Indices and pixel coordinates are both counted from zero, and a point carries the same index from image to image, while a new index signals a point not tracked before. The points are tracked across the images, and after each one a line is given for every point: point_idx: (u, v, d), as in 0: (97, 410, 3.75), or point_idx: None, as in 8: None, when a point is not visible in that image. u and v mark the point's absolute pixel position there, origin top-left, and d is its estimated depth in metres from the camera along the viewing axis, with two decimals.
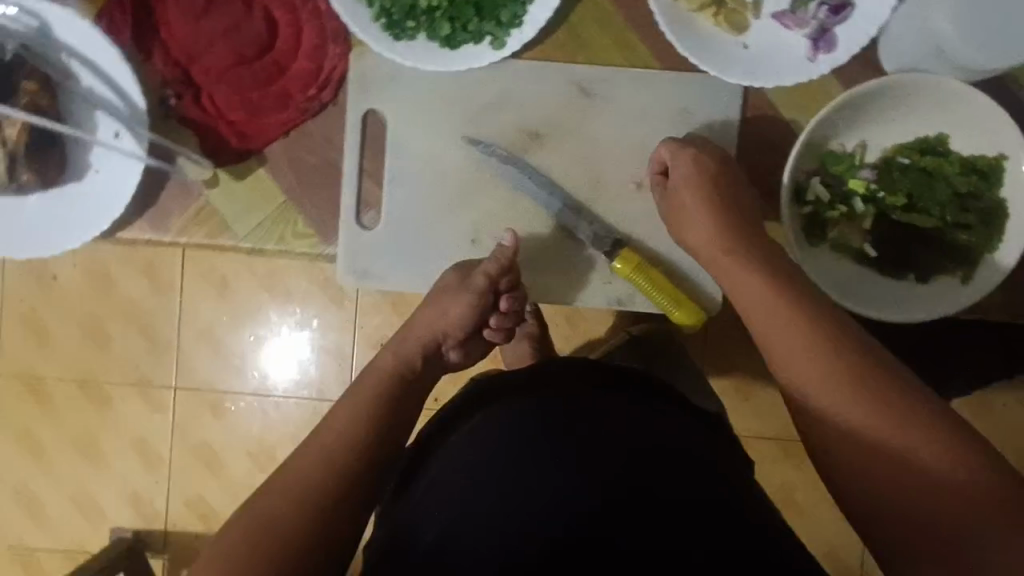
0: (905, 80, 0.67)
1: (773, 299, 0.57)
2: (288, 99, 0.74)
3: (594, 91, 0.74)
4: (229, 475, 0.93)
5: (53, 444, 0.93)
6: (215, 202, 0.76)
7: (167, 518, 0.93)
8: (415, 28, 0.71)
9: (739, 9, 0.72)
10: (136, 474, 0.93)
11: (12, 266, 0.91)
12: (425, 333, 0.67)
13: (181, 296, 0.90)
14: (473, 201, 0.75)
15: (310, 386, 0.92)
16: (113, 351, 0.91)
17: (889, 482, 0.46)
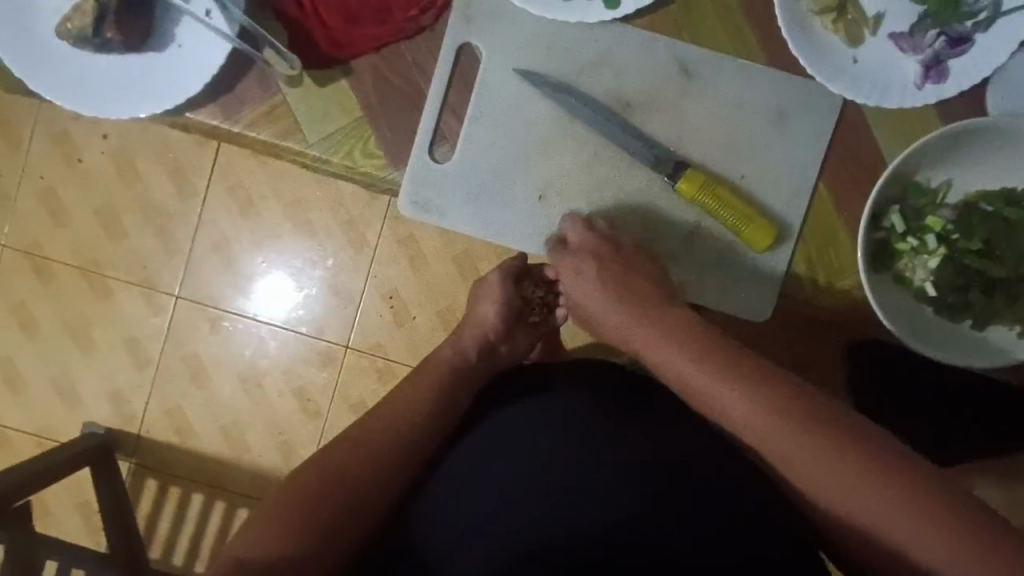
0: (1010, 125, 0.66)
1: (681, 357, 0.59)
2: (387, 14, 0.72)
3: (695, 74, 0.72)
4: (215, 394, 0.92)
5: (44, 323, 0.91)
6: (292, 102, 0.75)
7: (143, 421, 0.92)
8: None
9: (858, 22, 0.71)
10: (123, 372, 0.92)
11: (37, 135, 0.88)
12: (470, 342, 0.69)
13: (204, 204, 0.89)
14: (549, 158, 0.73)
15: (311, 323, 0.91)
16: (125, 244, 0.90)
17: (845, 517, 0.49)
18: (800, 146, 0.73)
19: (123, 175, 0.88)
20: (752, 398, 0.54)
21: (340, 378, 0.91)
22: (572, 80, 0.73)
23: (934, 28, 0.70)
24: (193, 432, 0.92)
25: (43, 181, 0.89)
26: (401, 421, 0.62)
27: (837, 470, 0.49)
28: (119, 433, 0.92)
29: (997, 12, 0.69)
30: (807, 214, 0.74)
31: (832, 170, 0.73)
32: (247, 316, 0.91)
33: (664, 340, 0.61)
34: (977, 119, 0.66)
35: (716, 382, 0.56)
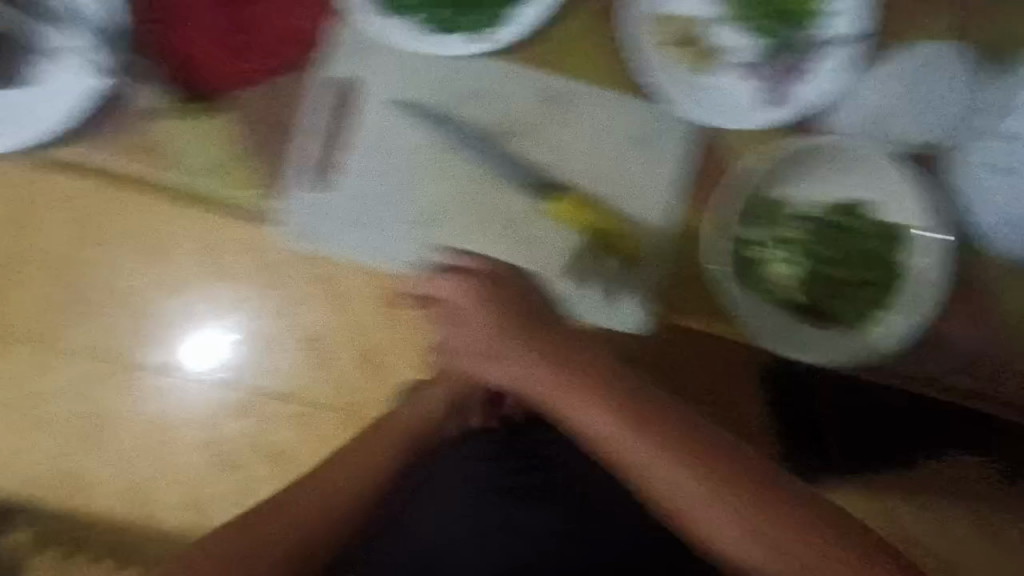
0: (829, 143, 0.74)
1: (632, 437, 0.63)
2: (263, 53, 0.75)
3: (559, 103, 0.77)
4: (121, 450, 0.90)
5: None
6: (165, 138, 0.75)
7: (43, 483, 0.90)
8: (405, 9, 0.75)
9: (702, 52, 0.76)
10: (20, 432, 0.89)
11: None
12: (429, 409, 0.78)
13: (103, 252, 0.86)
14: (429, 184, 0.77)
15: (230, 370, 0.89)
16: (16, 300, 0.87)
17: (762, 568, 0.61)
18: (661, 168, 0.77)
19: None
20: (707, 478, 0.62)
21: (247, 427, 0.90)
22: (443, 110, 0.77)
23: (772, 59, 0.75)
24: (98, 491, 0.90)
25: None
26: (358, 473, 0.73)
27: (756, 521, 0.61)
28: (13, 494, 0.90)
29: (826, 42, 0.74)
30: (676, 235, 0.77)
31: (696, 192, 0.77)
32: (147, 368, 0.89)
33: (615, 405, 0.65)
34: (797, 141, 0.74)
35: (676, 461, 0.63)
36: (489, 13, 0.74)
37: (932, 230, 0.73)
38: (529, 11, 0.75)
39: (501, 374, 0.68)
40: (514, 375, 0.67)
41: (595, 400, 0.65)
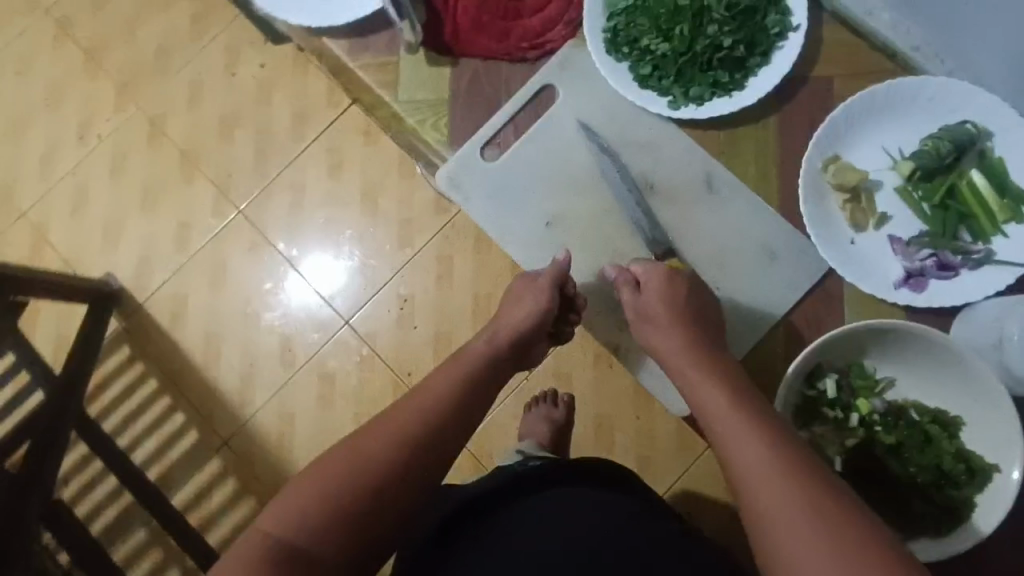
0: (963, 357, 0.70)
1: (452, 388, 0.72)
2: (506, 37, 0.87)
3: (716, 191, 0.84)
4: (255, 327, 1.32)
5: (172, 213, 1.36)
6: (401, 66, 0.89)
7: (191, 321, 1.33)
8: (625, 55, 0.84)
9: (866, 212, 0.80)
10: (202, 283, 1.34)
11: (266, 103, 1.37)
12: (312, 491, 0.60)
13: (343, 199, 1.34)
14: (570, 199, 0.86)
15: (365, 321, 1.30)
16: (270, 197, 1.35)
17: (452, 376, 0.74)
18: (771, 289, 0.82)
19: (293, 155, 1.36)
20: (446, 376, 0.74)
21: (325, 342, 1.30)
22: (616, 147, 0.85)
23: (928, 247, 0.78)
24: (221, 349, 1.32)
25: (250, 134, 1.36)
26: (406, 454, 0.65)
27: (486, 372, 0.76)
28: (133, 291, 1.35)
29: (989, 258, 0.77)
30: (755, 349, 0.81)
31: (797, 321, 0.81)
32: (284, 256, 1.33)
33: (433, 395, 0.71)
34: (940, 334, 0.70)
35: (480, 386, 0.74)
36: (690, 92, 0.83)
37: (1020, 484, 0.68)
38: (725, 102, 0.82)
39: (407, 406, 0.69)
40: (305, 493, 0.60)
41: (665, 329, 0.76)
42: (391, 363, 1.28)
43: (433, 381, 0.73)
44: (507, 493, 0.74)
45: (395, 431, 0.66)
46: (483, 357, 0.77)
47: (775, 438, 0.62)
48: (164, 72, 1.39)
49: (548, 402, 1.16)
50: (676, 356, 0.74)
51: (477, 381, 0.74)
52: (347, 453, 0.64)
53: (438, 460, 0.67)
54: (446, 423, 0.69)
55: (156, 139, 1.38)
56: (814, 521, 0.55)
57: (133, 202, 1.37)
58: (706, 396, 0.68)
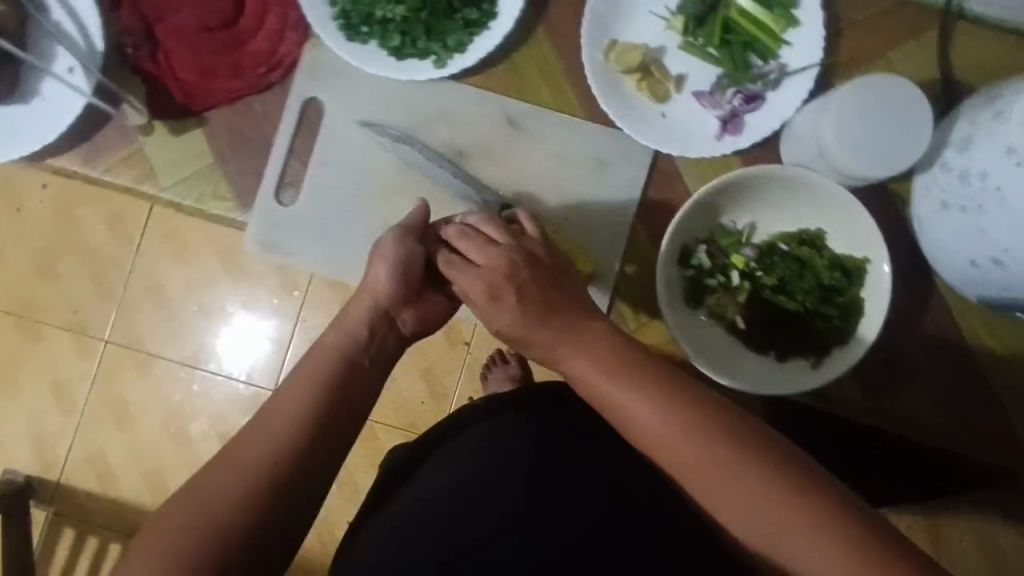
0: (804, 175, 0.72)
1: (317, 383, 0.57)
2: (239, 71, 0.79)
3: (520, 126, 0.80)
4: (194, 443, 1.11)
5: (28, 374, 1.11)
6: (148, 150, 0.80)
7: (120, 473, 1.11)
8: (367, 34, 0.77)
9: (662, 81, 0.79)
10: (110, 430, 1.11)
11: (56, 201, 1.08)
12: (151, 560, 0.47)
13: (211, 273, 1.10)
14: (389, 202, 0.80)
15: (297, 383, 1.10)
16: (126, 306, 1.10)
17: (318, 368, 0.58)
18: (615, 195, 0.80)
19: (128, 262, 1.10)
20: (313, 377, 0.57)
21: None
22: (407, 131, 0.80)
23: (731, 87, 0.78)
24: (169, 486, 1.11)
25: (70, 258, 1.09)
26: (252, 492, 0.50)
27: (354, 355, 0.60)
28: (42, 474, 1.11)
29: (784, 73, 0.78)
30: (630, 254, 0.81)
31: (655, 209, 0.81)
32: (177, 360, 1.11)
33: (301, 396, 0.56)
34: (777, 166, 0.72)
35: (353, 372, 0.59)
36: (449, 42, 0.77)
37: (891, 271, 0.72)
38: (487, 37, 0.78)
39: (272, 419, 0.54)
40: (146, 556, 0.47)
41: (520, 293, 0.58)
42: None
43: (290, 392, 0.56)
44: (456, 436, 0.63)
45: (253, 458, 0.52)
46: (346, 344, 0.60)
47: (670, 391, 0.52)
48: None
49: (500, 363, 0.95)
50: (528, 334, 0.58)
51: (341, 380, 0.58)
52: (191, 497, 0.49)
53: (294, 503, 0.52)
54: (310, 445, 0.54)
55: None
56: (744, 488, 0.47)
57: None
58: (592, 376, 0.55)
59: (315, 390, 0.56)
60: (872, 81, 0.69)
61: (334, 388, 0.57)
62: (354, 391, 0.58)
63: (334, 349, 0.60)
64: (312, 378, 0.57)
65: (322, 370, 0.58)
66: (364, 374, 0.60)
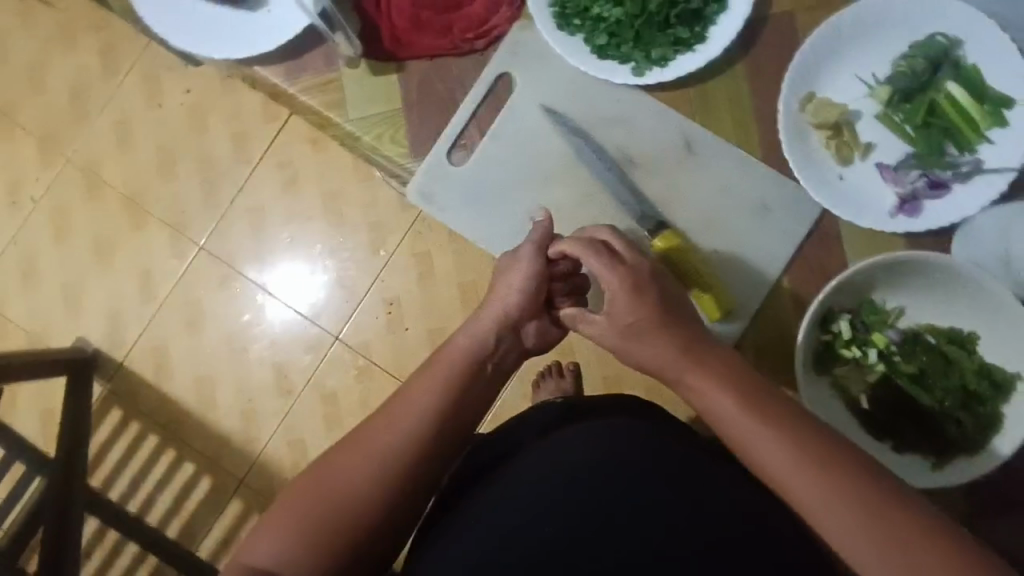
0: (977, 275, 0.69)
1: (434, 387, 0.62)
2: (449, 31, 0.82)
3: (696, 151, 0.81)
4: (249, 363, 1.18)
5: (122, 257, 1.20)
6: (344, 82, 0.85)
7: (176, 370, 1.19)
8: (578, 27, 0.79)
9: (850, 145, 0.78)
10: (179, 329, 1.19)
11: (200, 112, 1.18)
12: (288, 518, 0.54)
13: (310, 213, 1.16)
14: (548, 188, 0.82)
15: (358, 336, 1.16)
16: (228, 221, 1.18)
17: (436, 374, 0.63)
18: (770, 241, 0.80)
19: (243, 178, 1.17)
20: (430, 381, 0.63)
21: (321, 363, 1.17)
22: (587, 126, 0.82)
23: (918, 168, 0.77)
24: (215, 396, 1.18)
25: (192, 165, 1.18)
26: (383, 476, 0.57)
27: (470, 367, 0.64)
28: (110, 350, 1.20)
29: (978, 169, 0.76)
30: (766, 302, 0.80)
31: (801, 266, 0.80)
32: (257, 283, 1.18)
33: (416, 397, 0.61)
34: (957, 263, 0.70)
35: (467, 380, 0.64)
36: (653, 54, 0.79)
37: None
38: (692, 58, 0.79)
39: (392, 415, 0.60)
40: (284, 512, 0.55)
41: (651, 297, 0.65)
42: (392, 371, 1.14)
43: (411, 391, 0.62)
44: (562, 423, 0.63)
45: (376, 446, 0.58)
46: (470, 346, 0.65)
47: (795, 436, 0.53)
48: (82, 119, 1.20)
49: (555, 374, 0.99)
50: (650, 342, 0.63)
51: (459, 387, 0.63)
52: (324, 470, 0.57)
53: (408, 489, 0.58)
54: (429, 438, 0.60)
55: (95, 189, 1.20)
56: (869, 529, 0.49)
57: (85, 258, 1.21)
58: (710, 394, 0.58)
59: (434, 393, 0.62)
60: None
61: (446, 393, 0.62)
62: (467, 399, 0.63)
63: (456, 358, 0.64)
64: (430, 379, 0.63)
65: (439, 376, 0.63)
66: (479, 388, 0.64)
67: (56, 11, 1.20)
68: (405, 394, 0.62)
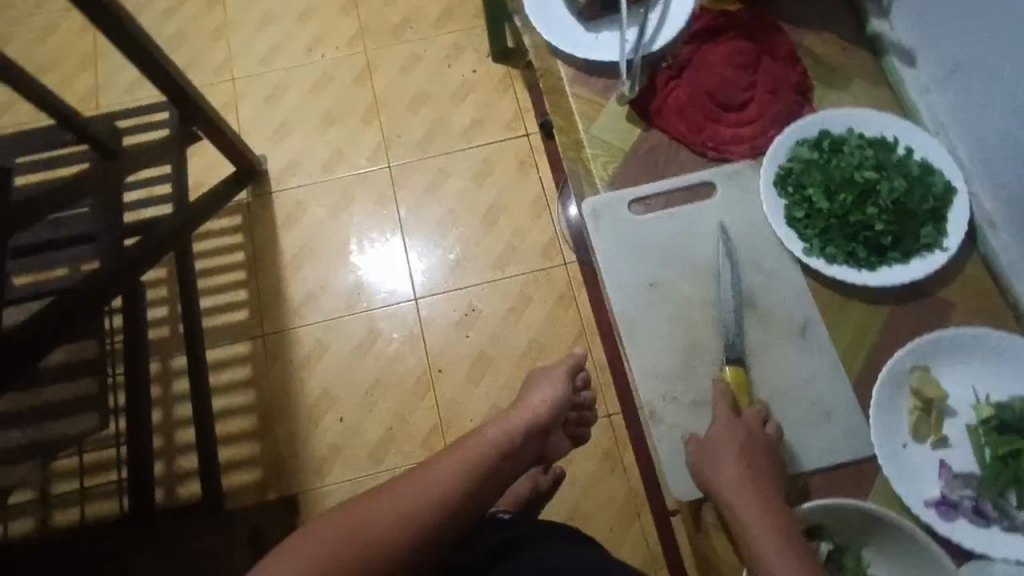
0: None
1: (468, 464, 0.79)
2: (697, 132, 1.02)
3: (805, 339, 0.90)
4: (342, 268, 1.59)
5: (329, 143, 1.69)
6: (604, 109, 1.05)
7: (301, 231, 1.62)
8: (788, 193, 0.95)
9: (930, 426, 0.84)
10: (322, 209, 1.63)
11: (467, 123, 1.69)
12: (331, 543, 0.68)
13: (474, 224, 1.61)
14: (680, 277, 0.95)
15: (428, 310, 1.54)
16: (409, 179, 1.65)
17: (470, 460, 0.79)
18: (813, 446, 0.85)
19: (456, 147, 1.67)
20: (459, 464, 0.78)
21: (389, 303, 1.55)
22: (742, 260, 0.94)
23: (971, 488, 0.81)
24: (303, 265, 1.59)
25: (419, 137, 1.68)
26: (404, 531, 0.71)
27: (492, 461, 0.81)
28: (272, 179, 1.66)
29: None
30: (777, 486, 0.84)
31: (822, 482, 0.84)
32: (399, 230, 1.61)
33: (450, 473, 0.77)
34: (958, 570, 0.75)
35: (490, 469, 0.80)
36: (825, 249, 0.91)
37: None
38: (853, 273, 0.90)
39: (426, 486, 0.75)
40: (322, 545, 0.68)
41: (754, 441, 0.81)
42: (430, 348, 1.51)
43: (446, 472, 0.77)
44: (523, 542, 0.83)
45: (409, 506, 0.73)
46: (498, 437, 0.84)
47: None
48: (404, 73, 1.74)
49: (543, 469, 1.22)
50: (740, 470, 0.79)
51: (484, 470, 0.79)
52: (360, 515, 0.71)
53: (432, 542, 0.72)
54: (455, 508, 0.75)
55: (374, 112, 1.71)
56: None
57: (315, 117, 1.71)
58: (763, 540, 0.75)
59: (465, 466, 0.78)
60: None
61: (472, 478, 0.78)
62: (486, 486, 0.79)
63: (484, 450, 0.81)
64: (461, 461, 0.79)
65: (471, 453, 0.80)
66: (496, 485, 0.80)
67: (440, 13, 1.79)
68: (444, 462, 0.79)
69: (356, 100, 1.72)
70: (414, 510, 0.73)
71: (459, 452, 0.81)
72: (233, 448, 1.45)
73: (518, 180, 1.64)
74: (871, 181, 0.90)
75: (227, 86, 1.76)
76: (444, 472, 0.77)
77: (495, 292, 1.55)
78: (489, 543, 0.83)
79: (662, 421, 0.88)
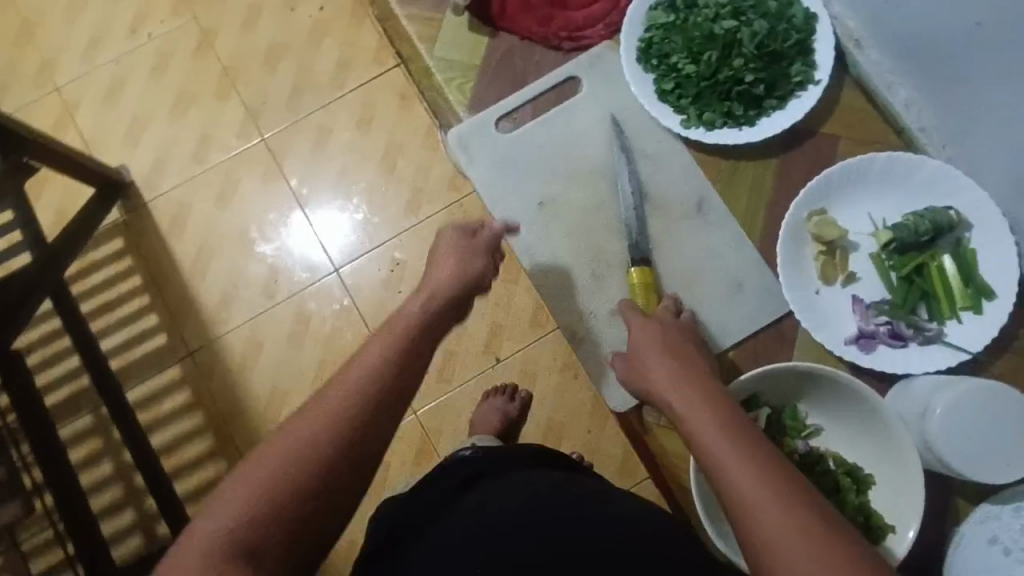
0: (891, 419, 0.74)
1: (390, 340, 0.62)
2: (547, 24, 0.93)
3: (703, 216, 0.88)
4: (248, 260, 1.43)
5: (188, 128, 1.47)
6: (445, 25, 0.97)
7: (189, 234, 1.44)
8: (652, 65, 0.88)
9: (837, 266, 0.84)
10: (206, 202, 1.45)
11: (332, 63, 1.48)
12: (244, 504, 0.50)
13: (373, 174, 1.44)
14: (569, 186, 0.89)
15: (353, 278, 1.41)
16: (289, 143, 1.46)
17: (391, 335, 0.63)
18: (732, 319, 0.85)
19: (328, 99, 1.47)
20: (378, 346, 0.61)
21: (311, 283, 1.41)
22: (625, 151, 0.89)
23: (886, 314, 0.82)
24: (205, 272, 1.43)
25: (286, 92, 1.48)
26: (332, 449, 0.53)
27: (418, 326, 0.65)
28: (142, 188, 1.46)
29: (938, 338, 0.80)
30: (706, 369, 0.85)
31: (747, 351, 0.85)
32: (296, 197, 1.44)
33: (373, 357, 0.60)
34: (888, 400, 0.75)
35: (420, 334, 0.64)
36: (703, 116, 0.87)
37: (907, 551, 0.73)
38: (735, 134, 0.87)
39: (341, 386, 0.57)
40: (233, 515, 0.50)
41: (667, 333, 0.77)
42: (366, 317, 1.40)
43: (364, 353, 0.60)
44: (487, 476, 0.71)
45: (328, 419, 0.55)
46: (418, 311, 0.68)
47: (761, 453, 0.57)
48: (246, 25, 1.50)
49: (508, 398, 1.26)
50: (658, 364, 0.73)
51: (412, 338, 0.63)
52: (270, 461, 0.52)
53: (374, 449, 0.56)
54: (388, 391, 0.58)
55: (227, 78, 1.48)
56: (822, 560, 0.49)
57: (165, 103, 1.48)
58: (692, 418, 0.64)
59: (391, 344, 0.62)
60: (991, 385, 0.70)
61: (398, 346, 0.62)
62: (420, 353, 0.63)
63: (411, 320, 0.66)
64: (386, 342, 0.62)
65: (397, 331, 0.64)
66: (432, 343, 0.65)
67: None
68: (361, 355, 0.60)
69: (200, 71, 1.49)
70: (337, 419, 0.55)
71: (382, 333, 0.64)
72: (197, 472, 1.36)
73: (407, 112, 1.46)
74: (735, 30, 0.84)
75: (52, 98, 1.48)
76: (360, 362, 0.59)
77: (416, 235, 1.42)
78: (444, 487, 0.71)
79: (586, 342, 0.87)
